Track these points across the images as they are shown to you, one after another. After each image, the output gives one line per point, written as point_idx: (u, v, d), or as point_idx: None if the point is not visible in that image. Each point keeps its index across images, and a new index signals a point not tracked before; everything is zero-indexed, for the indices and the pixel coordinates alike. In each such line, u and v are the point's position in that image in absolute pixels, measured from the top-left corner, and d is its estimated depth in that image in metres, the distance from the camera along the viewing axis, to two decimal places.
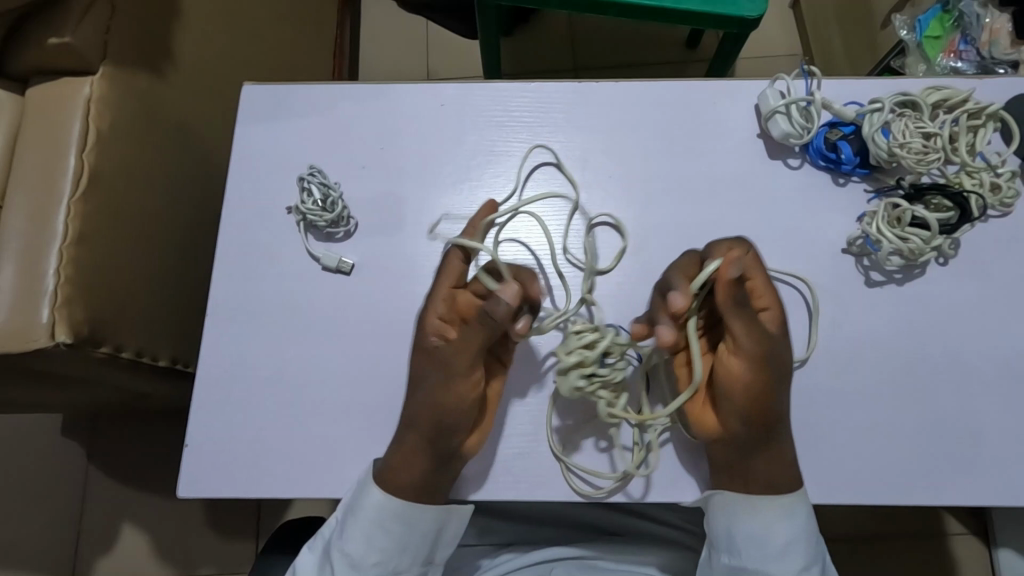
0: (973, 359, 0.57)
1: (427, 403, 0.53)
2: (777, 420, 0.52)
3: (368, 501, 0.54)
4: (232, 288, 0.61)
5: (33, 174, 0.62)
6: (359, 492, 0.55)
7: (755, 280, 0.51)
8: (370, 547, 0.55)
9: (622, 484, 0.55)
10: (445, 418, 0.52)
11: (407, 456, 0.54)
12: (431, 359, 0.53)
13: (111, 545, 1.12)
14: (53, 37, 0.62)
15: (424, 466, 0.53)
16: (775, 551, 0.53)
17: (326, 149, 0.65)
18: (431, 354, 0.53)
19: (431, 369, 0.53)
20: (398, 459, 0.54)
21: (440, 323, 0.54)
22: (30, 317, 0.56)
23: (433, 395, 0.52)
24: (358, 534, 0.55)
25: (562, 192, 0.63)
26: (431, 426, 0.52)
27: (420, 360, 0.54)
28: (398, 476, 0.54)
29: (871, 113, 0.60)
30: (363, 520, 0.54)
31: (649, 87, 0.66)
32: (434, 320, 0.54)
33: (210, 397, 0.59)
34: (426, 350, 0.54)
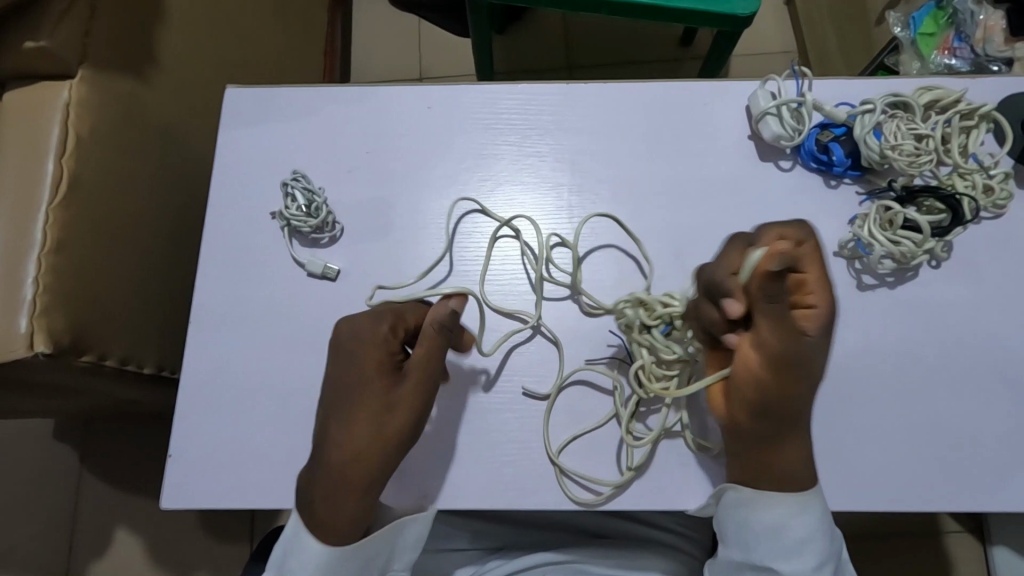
0: (966, 363, 0.57)
1: (364, 419, 0.49)
2: (799, 418, 0.48)
3: (301, 549, 0.50)
4: (216, 296, 0.60)
5: (10, 181, 0.60)
6: (292, 543, 0.51)
7: (805, 272, 0.44)
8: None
9: (618, 491, 0.55)
10: (382, 437, 0.49)
11: (349, 482, 0.49)
12: (379, 370, 0.51)
13: (104, 550, 1.11)
14: (29, 40, 0.61)
15: (365, 488, 0.49)
16: (789, 548, 0.50)
17: (310, 153, 0.64)
18: (373, 358, 0.51)
19: (369, 376, 0.50)
20: (334, 480, 0.49)
21: (389, 328, 0.52)
22: (9, 327, 0.55)
23: (370, 408, 0.50)
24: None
25: (551, 195, 0.63)
26: (360, 447, 0.49)
27: (354, 367, 0.51)
28: (335, 503, 0.49)
29: (862, 114, 0.59)
30: (297, 570, 0.50)
31: (638, 89, 0.65)
32: (380, 328, 0.52)
33: (195, 407, 0.58)
34: (359, 355, 0.51)
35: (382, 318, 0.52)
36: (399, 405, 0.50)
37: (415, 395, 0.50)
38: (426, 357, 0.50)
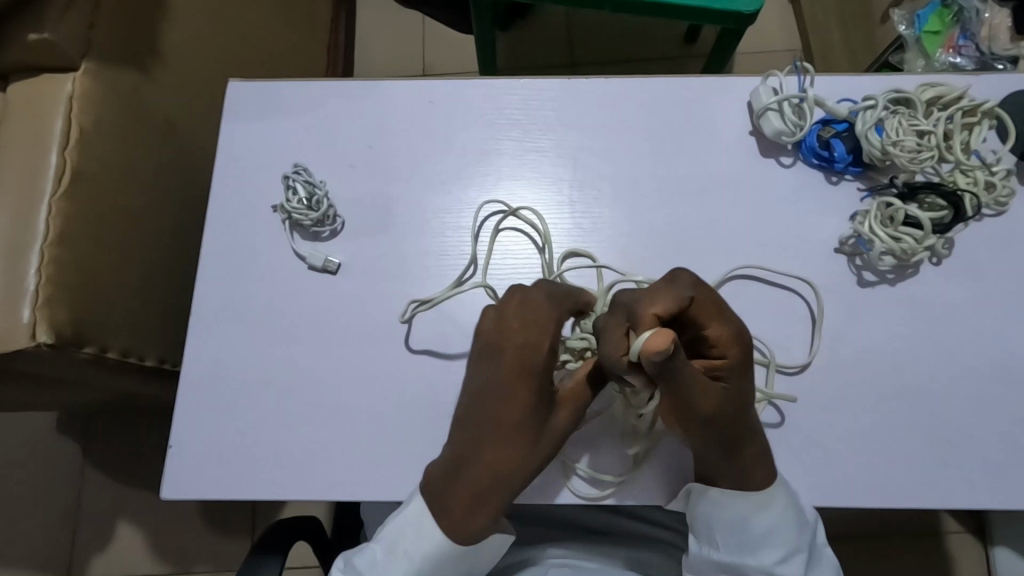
0: (966, 360, 0.57)
1: (502, 447, 0.51)
2: (747, 438, 0.50)
3: (430, 534, 0.52)
4: (217, 288, 0.61)
5: (12, 173, 0.60)
6: (415, 530, 0.53)
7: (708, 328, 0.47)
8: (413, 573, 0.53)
9: (619, 486, 0.55)
10: (526, 458, 0.52)
11: (486, 498, 0.52)
12: (538, 392, 0.52)
13: (105, 543, 1.12)
14: (32, 32, 0.60)
15: (491, 505, 0.52)
16: (751, 540, 0.52)
17: (312, 148, 0.64)
18: (529, 380, 0.51)
19: (536, 396, 0.51)
20: (469, 495, 0.52)
21: (551, 348, 0.52)
22: (11, 317, 0.55)
23: (523, 431, 0.51)
24: (417, 564, 0.53)
25: (551, 190, 0.63)
26: (514, 466, 0.52)
27: (517, 389, 0.51)
28: (474, 517, 0.52)
29: (864, 110, 0.59)
30: (426, 554, 0.53)
31: (640, 84, 0.65)
32: (542, 349, 0.51)
33: (196, 398, 0.58)
34: (521, 374, 0.51)
35: (542, 338, 0.51)
36: (559, 420, 0.52)
37: (573, 411, 0.53)
38: (588, 381, 0.53)
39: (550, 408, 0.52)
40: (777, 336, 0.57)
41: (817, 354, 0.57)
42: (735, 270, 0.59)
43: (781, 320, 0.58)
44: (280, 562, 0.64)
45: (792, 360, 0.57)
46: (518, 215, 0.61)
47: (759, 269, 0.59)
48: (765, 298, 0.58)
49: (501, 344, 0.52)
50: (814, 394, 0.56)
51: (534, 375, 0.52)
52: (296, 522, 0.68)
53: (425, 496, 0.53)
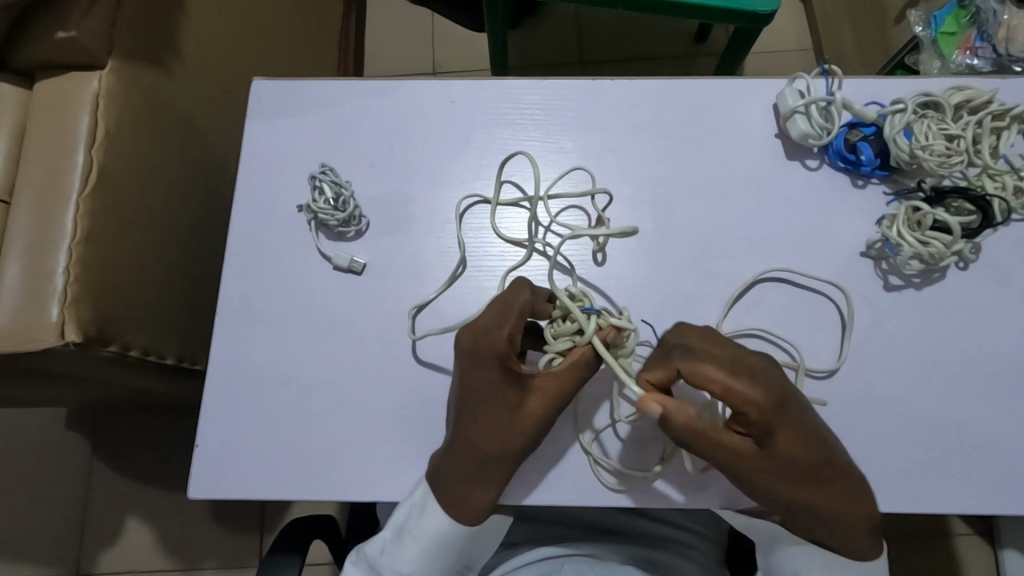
0: (991, 365, 0.57)
1: (483, 431, 0.51)
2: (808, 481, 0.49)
3: (434, 518, 0.53)
4: (242, 288, 0.61)
5: (39, 171, 0.61)
6: (419, 512, 0.54)
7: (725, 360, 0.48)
8: (421, 557, 0.54)
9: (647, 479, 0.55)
10: (510, 441, 0.51)
11: (482, 477, 0.52)
12: (503, 378, 0.51)
13: (115, 538, 1.12)
14: (60, 30, 0.61)
15: (486, 483, 0.52)
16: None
17: (335, 147, 0.64)
18: (497, 368, 0.51)
19: (502, 383, 0.51)
20: (467, 474, 0.52)
21: (509, 337, 0.51)
22: (39, 315, 0.56)
23: (499, 414, 0.51)
24: (424, 548, 0.54)
25: (575, 192, 0.62)
26: (500, 448, 0.51)
27: (484, 375, 0.51)
28: (472, 497, 0.53)
29: (892, 113, 0.58)
30: (431, 537, 0.54)
31: (663, 86, 0.65)
32: (499, 338, 0.51)
33: (221, 398, 0.58)
34: (485, 362, 0.51)
35: (501, 329, 0.51)
36: (535, 406, 0.51)
37: (550, 401, 0.51)
38: (567, 374, 0.52)
39: (525, 395, 0.52)
40: (806, 338, 0.57)
41: (845, 358, 0.57)
42: (762, 272, 0.59)
43: (810, 324, 0.58)
44: (299, 561, 0.64)
45: (821, 364, 0.57)
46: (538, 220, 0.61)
47: (790, 271, 0.59)
48: (793, 302, 0.58)
49: (459, 338, 0.53)
50: (840, 397, 0.56)
51: (503, 363, 0.51)
52: (314, 520, 0.68)
53: (430, 479, 0.54)
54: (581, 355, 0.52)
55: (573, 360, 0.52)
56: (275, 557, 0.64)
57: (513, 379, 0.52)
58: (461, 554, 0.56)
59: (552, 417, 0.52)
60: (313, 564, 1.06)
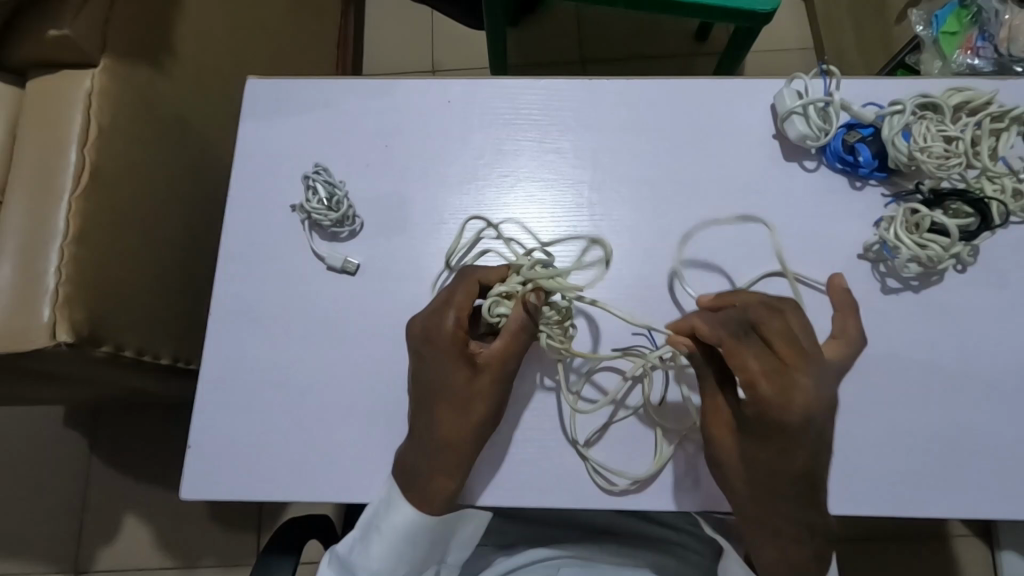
0: (989, 369, 0.56)
1: (439, 416, 0.51)
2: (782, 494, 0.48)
3: (401, 510, 0.53)
4: (235, 288, 0.60)
5: (32, 172, 0.60)
6: (385, 507, 0.53)
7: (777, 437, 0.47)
8: (389, 552, 0.54)
9: (639, 485, 0.55)
10: (464, 421, 0.51)
11: (444, 466, 0.51)
12: (454, 360, 0.51)
13: (111, 537, 1.12)
14: (52, 29, 0.60)
15: (449, 475, 0.52)
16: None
17: (331, 145, 0.64)
18: (447, 352, 0.51)
19: (454, 365, 0.51)
20: (427, 462, 0.51)
21: (456, 318, 0.52)
22: (31, 316, 0.55)
23: (452, 396, 0.51)
24: (390, 542, 0.54)
25: (571, 192, 0.62)
26: (453, 431, 0.51)
27: (435, 357, 0.52)
28: (433, 488, 0.52)
29: (891, 115, 0.58)
30: (398, 531, 0.53)
31: (660, 85, 0.64)
32: (448, 318, 0.52)
33: (213, 399, 0.58)
34: (438, 347, 0.52)
35: (448, 310, 0.52)
36: (484, 381, 0.52)
37: (496, 377, 0.52)
38: (509, 349, 0.52)
39: (474, 373, 0.52)
40: None
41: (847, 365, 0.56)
42: (771, 271, 0.59)
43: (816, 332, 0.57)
44: (292, 561, 0.64)
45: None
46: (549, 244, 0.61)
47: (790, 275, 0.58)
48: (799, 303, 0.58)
49: (411, 324, 0.54)
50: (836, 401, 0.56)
51: (452, 345, 0.51)
52: (310, 520, 0.68)
53: (398, 474, 0.53)
54: (515, 323, 0.52)
55: (507, 333, 0.52)
56: (269, 558, 0.64)
57: (463, 361, 0.52)
58: (429, 548, 0.55)
59: (503, 392, 0.53)
60: (309, 562, 1.06)
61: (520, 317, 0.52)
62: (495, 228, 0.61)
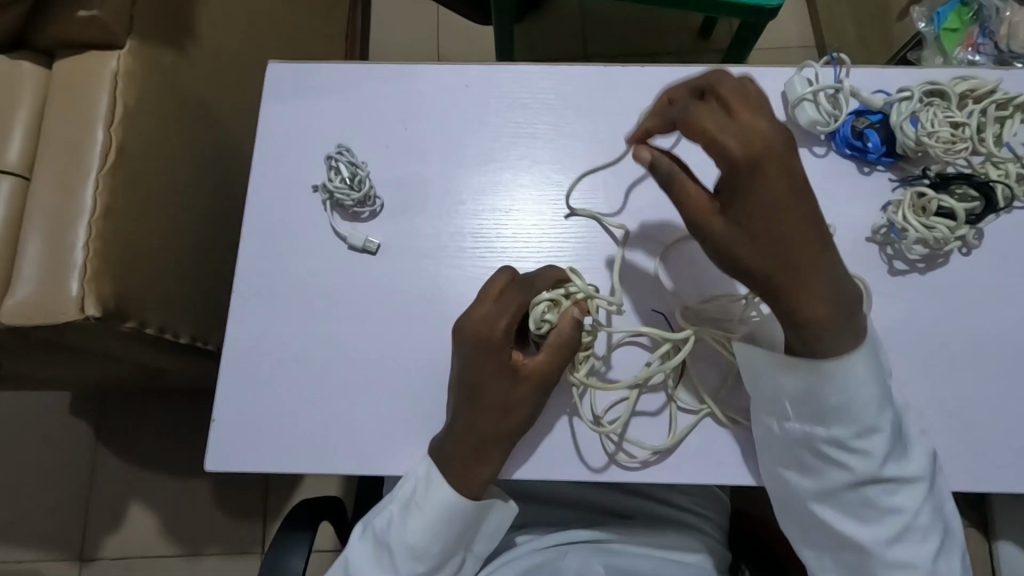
0: (993, 349, 0.58)
1: (485, 417, 0.53)
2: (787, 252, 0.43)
3: (440, 488, 0.55)
4: (258, 265, 0.62)
5: (58, 150, 0.61)
6: (425, 484, 0.55)
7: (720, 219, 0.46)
8: (427, 528, 0.55)
9: (655, 456, 0.56)
10: (506, 421, 0.54)
11: (485, 456, 0.54)
12: (500, 365, 0.53)
13: (119, 523, 1.13)
14: (81, 9, 0.62)
15: (489, 461, 0.54)
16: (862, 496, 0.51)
17: (352, 129, 0.65)
18: (493, 358, 0.53)
19: (499, 371, 0.53)
20: (467, 455, 0.54)
21: (507, 327, 0.53)
22: (60, 289, 0.56)
23: (498, 401, 0.53)
24: (429, 520, 0.55)
25: (587, 175, 0.64)
26: (497, 428, 0.53)
27: (483, 363, 0.53)
28: (478, 473, 0.54)
29: (900, 101, 0.60)
30: (436, 508, 0.55)
31: (674, 72, 0.66)
32: (498, 326, 0.53)
33: (237, 373, 0.59)
34: (486, 353, 0.53)
35: (500, 317, 0.53)
36: (529, 388, 0.53)
37: (542, 383, 0.54)
38: (552, 358, 0.53)
39: (518, 379, 0.53)
40: None
41: None
42: None
43: None
44: (310, 536, 0.65)
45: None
46: (589, 243, 0.61)
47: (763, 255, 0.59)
48: None
49: (460, 325, 0.54)
50: None
51: (498, 348, 0.53)
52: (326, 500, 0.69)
53: (436, 457, 0.55)
54: (560, 338, 0.53)
55: (551, 346, 0.53)
56: (287, 533, 0.65)
57: (506, 367, 0.53)
58: (464, 531, 0.56)
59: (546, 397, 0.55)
60: (317, 550, 1.07)
61: (564, 332, 0.53)
62: (517, 215, 0.63)
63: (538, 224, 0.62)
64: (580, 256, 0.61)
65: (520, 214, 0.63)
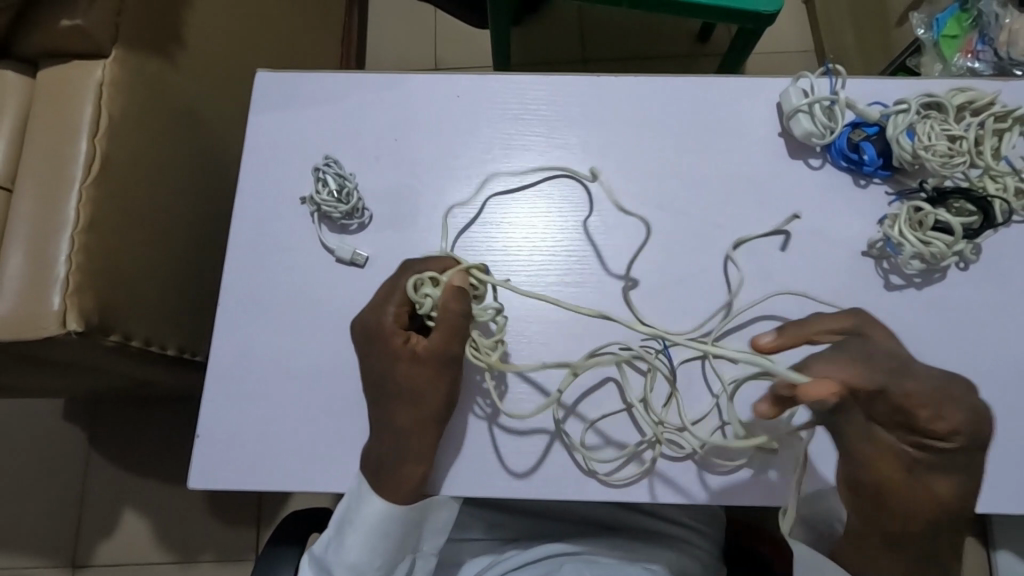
0: (989, 366, 0.57)
1: (397, 411, 0.53)
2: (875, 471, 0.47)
3: (369, 503, 0.54)
4: (245, 278, 0.61)
5: (42, 162, 0.61)
6: (356, 500, 0.55)
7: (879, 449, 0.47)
8: (362, 544, 0.55)
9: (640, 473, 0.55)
10: (418, 409, 0.53)
11: (408, 453, 0.53)
12: (389, 355, 0.54)
13: (111, 531, 1.12)
14: (66, 19, 0.61)
15: (414, 461, 0.53)
16: None
17: (341, 139, 0.64)
18: (386, 348, 0.54)
19: (395, 362, 0.54)
20: (392, 455, 0.53)
21: (395, 314, 0.55)
22: (41, 303, 0.55)
23: (400, 388, 0.53)
24: (363, 535, 0.55)
25: (579, 187, 0.63)
26: (411, 421, 0.53)
27: (377, 355, 0.54)
28: (406, 474, 0.53)
29: (896, 113, 0.59)
30: (368, 524, 0.55)
31: (667, 82, 0.65)
32: (386, 314, 0.54)
33: (223, 388, 0.58)
34: (378, 345, 0.54)
35: (387, 306, 0.55)
36: (426, 372, 0.53)
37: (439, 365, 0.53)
38: (437, 338, 0.53)
39: (410, 365, 0.53)
40: None
41: None
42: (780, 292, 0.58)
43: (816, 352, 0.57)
44: (298, 552, 0.64)
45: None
46: (581, 255, 0.61)
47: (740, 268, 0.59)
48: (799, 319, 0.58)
49: (355, 327, 0.57)
50: None
51: (387, 338, 0.54)
52: (313, 512, 0.68)
53: (367, 465, 0.54)
54: (445, 314, 0.53)
55: (438, 326, 0.53)
56: (273, 549, 0.64)
57: (398, 357, 0.54)
58: (403, 538, 0.56)
59: (454, 382, 0.54)
60: None
61: (444, 304, 0.53)
62: (508, 228, 0.62)
63: (528, 237, 0.61)
64: (571, 269, 0.60)
65: (511, 227, 0.62)
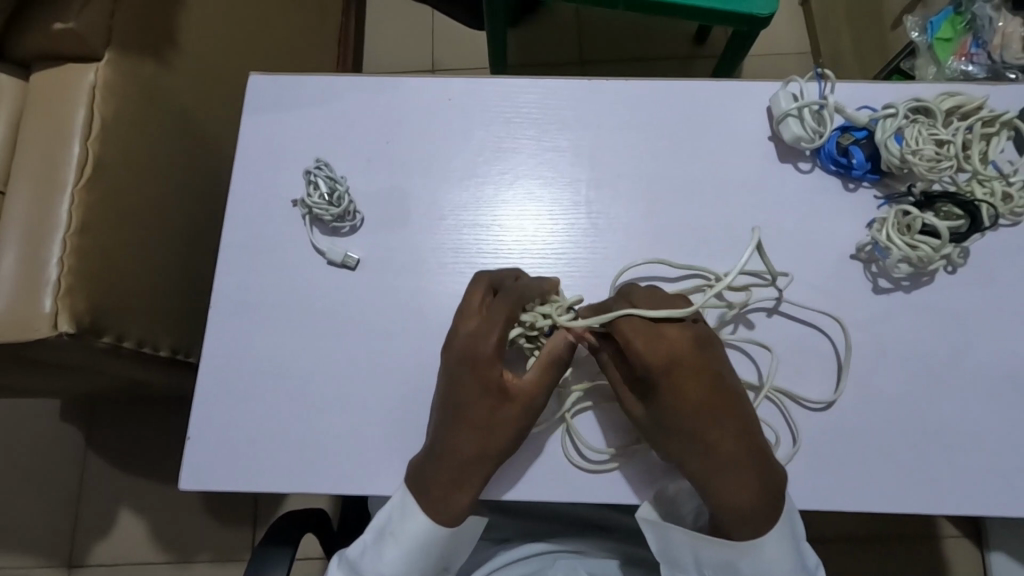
0: (977, 369, 0.57)
1: (471, 443, 0.52)
2: (718, 458, 0.49)
3: (417, 519, 0.54)
4: (236, 280, 0.61)
5: (35, 165, 0.61)
6: (400, 513, 0.54)
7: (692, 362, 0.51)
8: (403, 559, 0.54)
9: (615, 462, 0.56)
10: (491, 440, 0.52)
11: (460, 480, 0.53)
12: (483, 385, 0.53)
13: (106, 531, 1.12)
14: (58, 22, 0.61)
15: (465, 488, 0.53)
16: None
17: (333, 141, 0.64)
18: (477, 377, 0.53)
19: (483, 392, 0.52)
20: (444, 482, 0.53)
21: (497, 345, 0.53)
22: (33, 306, 0.56)
23: (480, 419, 0.52)
24: (404, 549, 0.54)
25: (570, 190, 0.63)
26: (475, 452, 0.52)
27: (468, 381, 0.53)
28: (453, 500, 0.53)
29: (884, 118, 0.59)
30: (412, 539, 0.54)
31: (658, 86, 0.65)
32: (488, 342, 0.52)
33: (214, 389, 0.59)
34: (473, 371, 0.53)
35: (490, 332, 0.53)
36: (511, 414, 0.53)
37: (523, 410, 0.53)
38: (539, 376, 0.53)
39: (504, 402, 0.53)
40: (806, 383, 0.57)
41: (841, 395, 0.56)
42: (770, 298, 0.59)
43: (807, 360, 0.57)
44: (289, 552, 0.64)
45: (815, 396, 0.56)
46: (571, 258, 0.61)
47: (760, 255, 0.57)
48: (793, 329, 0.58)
49: (449, 346, 0.54)
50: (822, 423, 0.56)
51: (482, 368, 0.53)
52: (305, 512, 0.68)
53: (411, 480, 0.54)
54: (550, 353, 0.53)
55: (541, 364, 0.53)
56: (266, 548, 0.64)
57: (495, 390, 0.53)
58: (441, 556, 0.55)
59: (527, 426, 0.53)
60: (305, 558, 1.06)
61: (556, 346, 0.53)
62: (499, 231, 0.62)
63: (519, 240, 0.62)
64: (561, 272, 0.61)
65: (502, 229, 0.62)
